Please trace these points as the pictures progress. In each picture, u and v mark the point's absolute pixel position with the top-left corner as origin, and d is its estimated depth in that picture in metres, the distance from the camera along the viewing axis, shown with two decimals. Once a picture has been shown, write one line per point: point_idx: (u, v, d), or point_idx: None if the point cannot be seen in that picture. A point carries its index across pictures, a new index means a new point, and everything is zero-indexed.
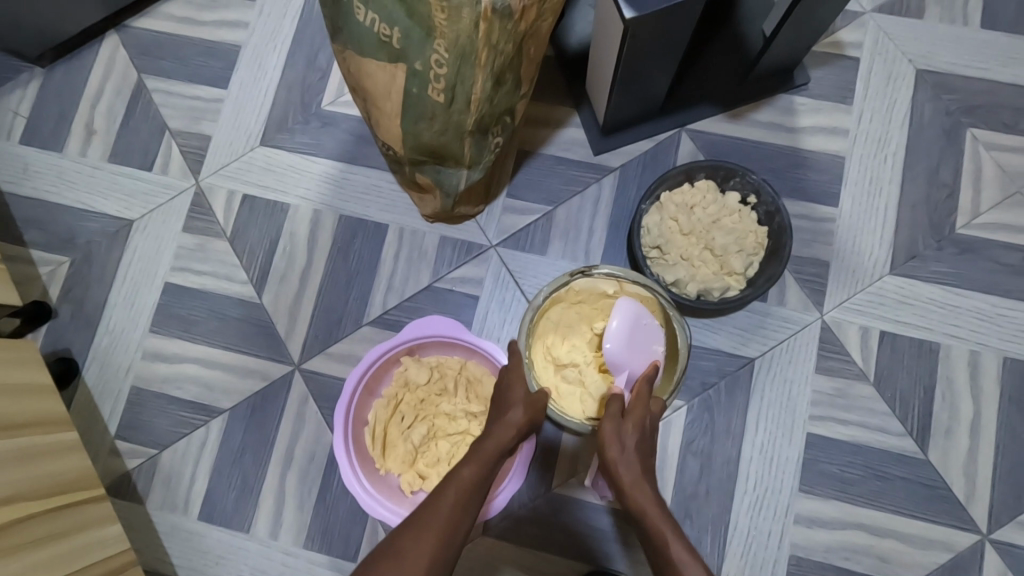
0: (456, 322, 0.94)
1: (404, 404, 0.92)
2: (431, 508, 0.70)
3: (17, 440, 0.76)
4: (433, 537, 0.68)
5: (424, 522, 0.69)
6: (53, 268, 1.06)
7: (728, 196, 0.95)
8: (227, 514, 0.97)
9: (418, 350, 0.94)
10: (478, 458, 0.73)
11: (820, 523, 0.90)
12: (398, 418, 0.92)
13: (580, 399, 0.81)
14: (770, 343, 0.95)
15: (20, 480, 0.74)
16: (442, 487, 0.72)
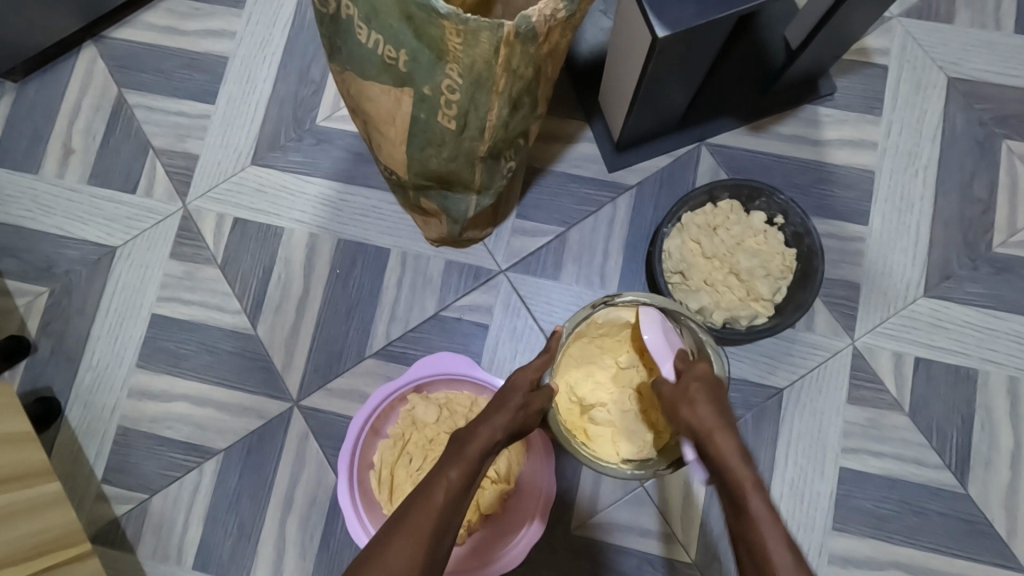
0: (466, 358, 0.88)
1: (412, 445, 0.86)
2: (415, 511, 0.60)
3: None
4: (417, 542, 0.58)
5: (407, 525, 0.59)
6: (31, 299, 0.99)
7: (752, 216, 0.89)
8: (224, 563, 0.90)
9: (427, 387, 0.89)
10: (466, 459, 0.64)
11: (855, 563, 0.85)
12: (407, 460, 0.86)
13: (616, 437, 0.77)
14: (799, 372, 0.89)
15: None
16: (427, 489, 0.62)
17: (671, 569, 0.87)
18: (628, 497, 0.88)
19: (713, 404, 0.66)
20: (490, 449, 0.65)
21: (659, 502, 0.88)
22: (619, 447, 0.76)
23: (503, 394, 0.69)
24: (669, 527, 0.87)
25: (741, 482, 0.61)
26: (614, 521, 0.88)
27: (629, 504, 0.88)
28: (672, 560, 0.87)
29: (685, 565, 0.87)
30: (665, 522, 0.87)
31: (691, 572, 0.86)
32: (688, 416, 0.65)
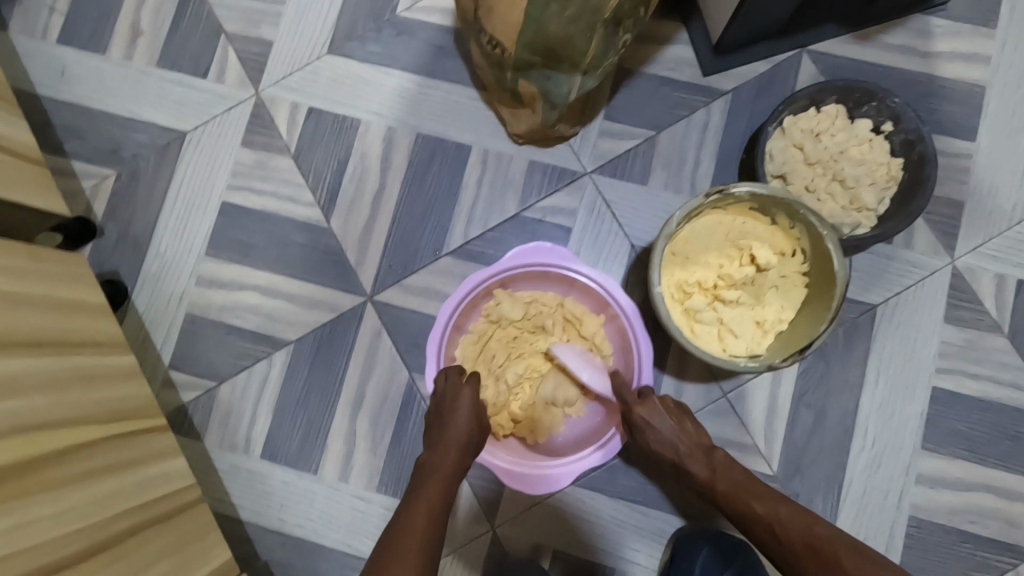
0: (561, 252, 0.84)
1: (496, 337, 0.84)
2: (397, 536, 0.62)
3: (67, 361, 0.68)
4: (417, 545, 0.61)
5: (396, 544, 0.61)
6: (98, 182, 0.96)
7: (859, 123, 0.85)
8: (292, 455, 0.89)
9: (512, 283, 0.86)
10: (437, 484, 0.68)
11: (944, 484, 0.83)
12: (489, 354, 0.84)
13: (723, 334, 0.71)
14: (894, 290, 0.86)
15: (67, 403, 0.65)
16: (408, 511, 0.65)
17: None
18: (710, 408, 0.86)
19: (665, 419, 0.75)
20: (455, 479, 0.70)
21: (743, 414, 0.85)
22: (725, 343, 0.71)
23: (444, 416, 0.76)
24: (752, 441, 0.85)
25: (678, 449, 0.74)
26: None
27: (711, 414, 0.86)
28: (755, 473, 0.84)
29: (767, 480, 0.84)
30: (749, 435, 0.85)
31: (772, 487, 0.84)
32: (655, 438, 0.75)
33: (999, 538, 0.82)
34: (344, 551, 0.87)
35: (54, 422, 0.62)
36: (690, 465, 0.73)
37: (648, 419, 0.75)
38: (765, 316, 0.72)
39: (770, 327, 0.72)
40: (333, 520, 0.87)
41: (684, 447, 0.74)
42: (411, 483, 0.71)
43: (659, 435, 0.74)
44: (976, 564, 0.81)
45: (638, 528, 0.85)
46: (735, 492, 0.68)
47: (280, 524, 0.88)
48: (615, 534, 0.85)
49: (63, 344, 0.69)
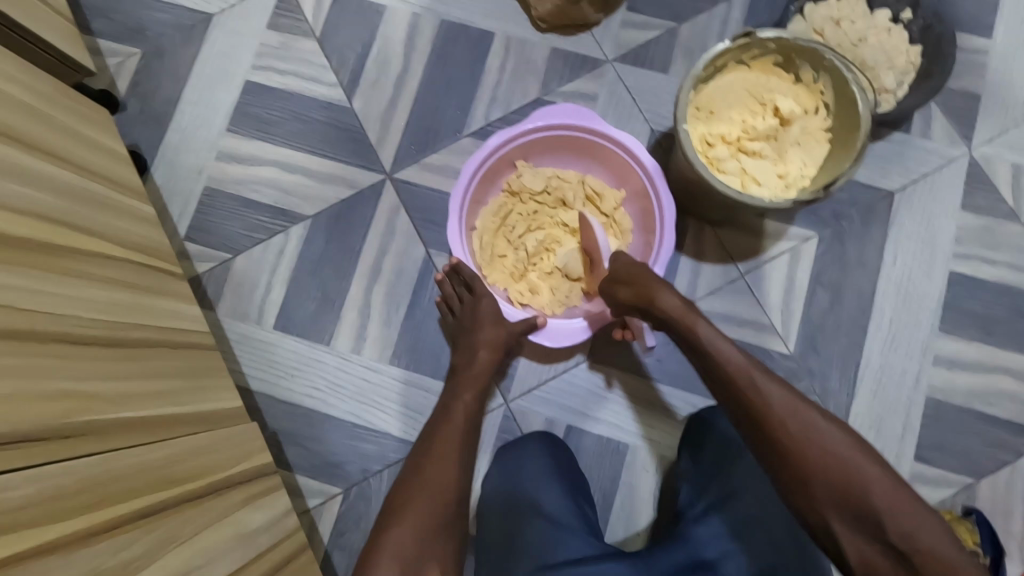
0: (582, 116, 0.84)
1: (517, 207, 0.85)
2: (435, 439, 0.71)
3: (92, 183, 0.67)
4: (448, 448, 0.69)
5: (435, 445, 0.70)
6: (122, 59, 0.97)
7: (877, 15, 0.86)
8: (305, 326, 0.88)
9: (535, 155, 0.86)
10: (449, 443, 0.70)
11: (960, 366, 0.83)
12: (508, 224, 0.85)
13: (747, 185, 0.72)
14: (912, 176, 0.87)
15: (89, 217, 0.64)
16: (449, 415, 0.73)
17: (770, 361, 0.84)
18: (728, 287, 0.85)
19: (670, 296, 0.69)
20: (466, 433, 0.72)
21: (760, 293, 0.85)
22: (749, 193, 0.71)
23: (473, 323, 0.79)
24: (769, 320, 0.85)
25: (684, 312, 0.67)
26: (713, 308, 0.85)
27: (729, 293, 0.85)
28: (772, 352, 0.84)
29: (784, 358, 0.84)
30: (766, 314, 0.85)
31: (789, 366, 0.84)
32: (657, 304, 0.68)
33: (1014, 420, 0.82)
34: (355, 422, 0.86)
35: (78, 226, 0.61)
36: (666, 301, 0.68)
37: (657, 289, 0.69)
38: (789, 171, 0.72)
39: (793, 181, 0.72)
40: (345, 391, 0.87)
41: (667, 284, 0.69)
42: (448, 388, 0.78)
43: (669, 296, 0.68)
44: (991, 444, 0.81)
45: (652, 405, 0.84)
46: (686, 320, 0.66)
47: (290, 394, 0.87)
48: (628, 409, 0.84)
49: (86, 167, 0.68)
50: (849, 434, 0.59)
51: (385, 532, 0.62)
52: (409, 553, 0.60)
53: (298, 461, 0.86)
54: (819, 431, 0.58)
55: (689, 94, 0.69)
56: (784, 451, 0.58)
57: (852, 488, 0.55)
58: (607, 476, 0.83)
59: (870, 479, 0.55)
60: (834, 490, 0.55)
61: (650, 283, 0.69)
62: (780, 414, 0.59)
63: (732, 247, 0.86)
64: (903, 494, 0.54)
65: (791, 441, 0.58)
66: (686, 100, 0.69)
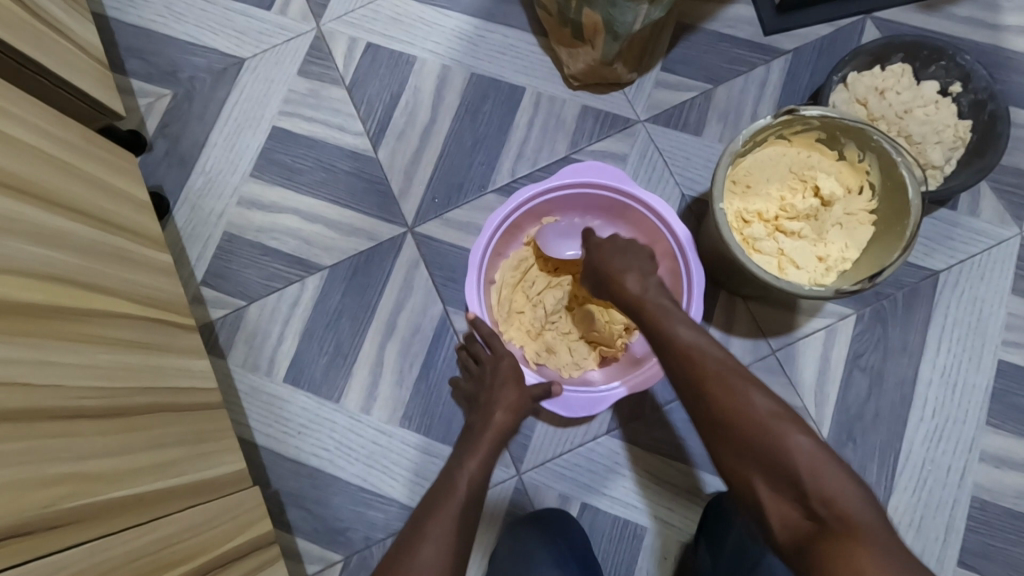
0: (614, 172, 0.81)
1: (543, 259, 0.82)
2: (438, 508, 0.62)
3: (109, 237, 0.66)
4: (448, 525, 0.60)
5: (433, 520, 0.60)
6: (153, 100, 0.97)
7: (925, 85, 0.83)
8: (316, 380, 0.86)
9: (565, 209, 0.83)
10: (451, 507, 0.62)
11: (1010, 464, 0.77)
12: (529, 278, 0.82)
13: (783, 266, 0.68)
14: (959, 256, 0.82)
15: (104, 274, 0.62)
16: (452, 488, 0.65)
17: None
18: (758, 365, 0.81)
19: (646, 263, 0.69)
20: (473, 499, 0.64)
21: (792, 373, 0.81)
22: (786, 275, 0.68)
23: (493, 383, 0.76)
24: (801, 402, 0.80)
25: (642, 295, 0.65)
26: None
27: (757, 371, 0.81)
28: None
29: None
30: (799, 396, 0.80)
31: None
32: (617, 281, 0.67)
33: None
34: (360, 485, 0.83)
35: (91, 284, 0.59)
36: (626, 283, 0.66)
37: (619, 266, 0.68)
38: (828, 253, 0.69)
39: (833, 264, 0.69)
40: (352, 450, 0.84)
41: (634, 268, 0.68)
42: (456, 456, 0.71)
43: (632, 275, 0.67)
44: None
45: (674, 486, 0.79)
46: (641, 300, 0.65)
47: (296, 452, 0.84)
48: (648, 490, 0.79)
49: (104, 219, 0.67)
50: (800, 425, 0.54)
51: None
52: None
53: (300, 524, 0.82)
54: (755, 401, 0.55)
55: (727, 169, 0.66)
56: (722, 424, 0.55)
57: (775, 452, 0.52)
58: (623, 562, 0.78)
59: (795, 446, 0.52)
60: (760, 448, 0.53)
61: (614, 267, 0.68)
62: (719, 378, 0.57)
63: (764, 322, 0.82)
64: (828, 463, 0.51)
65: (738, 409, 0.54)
66: (724, 178, 0.65)
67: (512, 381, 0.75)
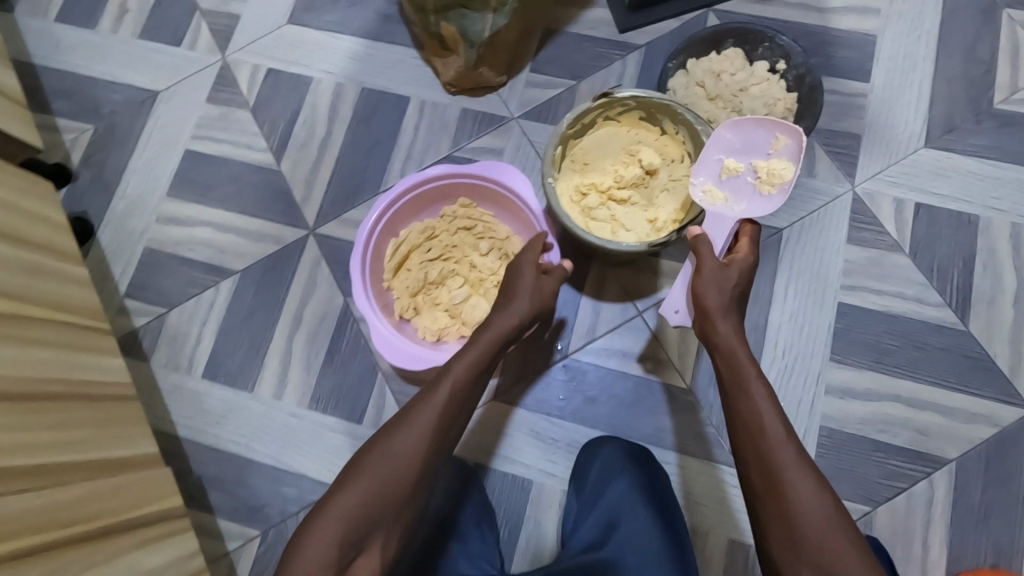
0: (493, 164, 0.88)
1: (433, 242, 0.90)
2: (414, 406, 0.65)
3: (28, 251, 0.75)
4: (424, 429, 0.62)
5: (408, 422, 0.63)
6: (77, 135, 1.07)
7: (757, 65, 0.93)
8: (232, 374, 0.94)
9: (455, 195, 0.91)
10: (417, 424, 0.63)
11: (854, 394, 0.84)
12: (418, 261, 0.90)
13: (617, 231, 0.77)
14: (799, 214, 0.91)
15: (19, 281, 0.71)
16: (437, 386, 0.66)
17: (667, 395, 0.87)
18: (626, 325, 0.89)
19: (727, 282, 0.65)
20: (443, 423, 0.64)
21: (657, 330, 0.89)
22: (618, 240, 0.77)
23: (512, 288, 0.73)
24: (666, 355, 0.88)
25: (709, 312, 0.64)
26: (612, 347, 0.89)
27: (626, 331, 0.89)
28: (670, 387, 0.87)
29: (681, 393, 0.87)
30: (663, 350, 0.88)
31: (686, 399, 0.87)
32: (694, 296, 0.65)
33: (909, 447, 0.82)
34: (275, 466, 0.90)
35: (7, 292, 0.68)
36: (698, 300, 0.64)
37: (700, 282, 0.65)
38: (657, 216, 0.78)
39: (663, 225, 0.77)
40: (266, 434, 0.91)
41: (713, 287, 0.64)
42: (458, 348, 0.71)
43: (711, 289, 0.64)
44: (889, 473, 0.82)
45: (557, 441, 0.87)
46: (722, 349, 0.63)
47: (215, 440, 0.92)
48: (533, 446, 0.87)
49: (21, 235, 0.75)
50: (823, 487, 0.56)
51: (338, 494, 0.59)
52: (361, 512, 0.58)
53: (221, 505, 0.90)
54: (796, 482, 0.55)
55: (557, 150, 0.77)
56: (764, 467, 0.57)
57: (783, 509, 0.55)
58: (514, 511, 0.85)
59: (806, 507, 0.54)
60: (774, 506, 0.55)
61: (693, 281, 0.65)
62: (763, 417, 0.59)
63: (631, 286, 0.91)
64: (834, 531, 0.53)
65: (781, 484, 0.55)
66: (553, 158, 0.76)
67: (550, 280, 0.74)
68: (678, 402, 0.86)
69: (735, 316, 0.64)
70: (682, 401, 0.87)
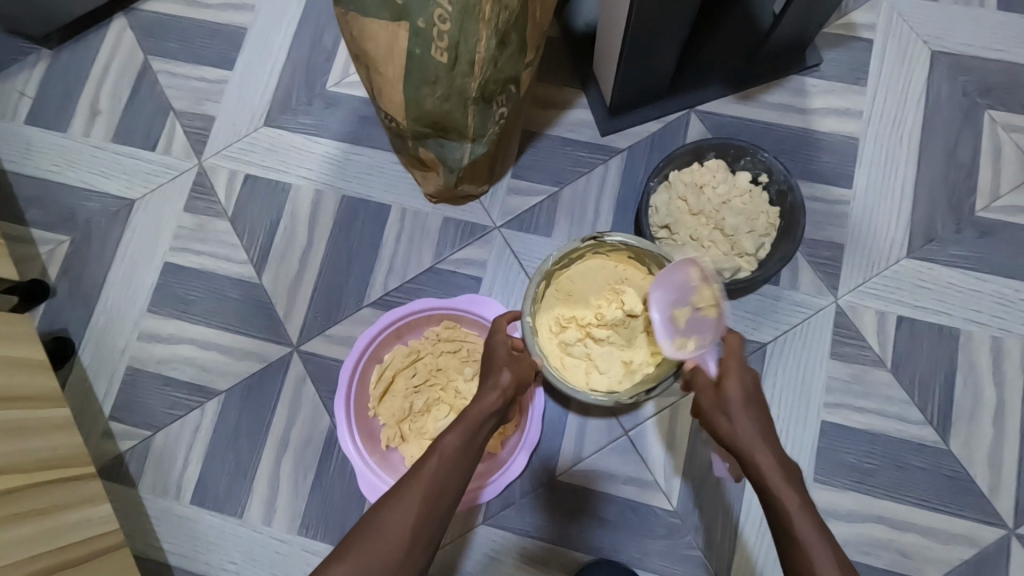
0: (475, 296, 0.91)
1: (417, 366, 0.90)
2: (406, 481, 0.59)
3: (11, 412, 0.74)
4: (411, 508, 0.57)
5: (399, 497, 0.58)
6: (53, 247, 1.05)
7: (738, 176, 0.92)
8: (220, 499, 0.94)
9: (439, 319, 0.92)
10: (406, 502, 0.57)
11: (836, 516, 0.86)
12: (404, 386, 0.89)
13: (590, 371, 0.78)
14: (783, 327, 0.91)
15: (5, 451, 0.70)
16: (425, 458, 0.61)
17: (653, 517, 0.88)
18: (613, 446, 0.90)
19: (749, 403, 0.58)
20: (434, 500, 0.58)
21: (643, 451, 0.89)
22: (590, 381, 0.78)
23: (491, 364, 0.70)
24: (652, 477, 0.89)
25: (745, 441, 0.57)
26: (599, 469, 0.90)
27: (612, 453, 0.90)
28: (656, 509, 0.88)
29: (667, 515, 0.88)
30: (649, 471, 0.89)
31: (673, 521, 0.87)
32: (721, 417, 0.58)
33: (890, 568, 0.84)
34: None
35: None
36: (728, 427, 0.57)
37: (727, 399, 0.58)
38: (633, 358, 0.78)
39: (637, 368, 0.77)
40: (257, 561, 0.92)
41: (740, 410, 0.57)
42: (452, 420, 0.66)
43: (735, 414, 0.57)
44: None
45: (546, 565, 0.88)
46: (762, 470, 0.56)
47: (207, 567, 0.92)
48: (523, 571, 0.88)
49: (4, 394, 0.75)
50: None
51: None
52: None
53: None
54: None
55: (541, 285, 0.78)
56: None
57: None
58: None
59: None
60: None
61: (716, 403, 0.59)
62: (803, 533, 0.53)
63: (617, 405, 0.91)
64: None
65: None
66: (534, 292, 0.77)
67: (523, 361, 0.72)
68: (664, 524, 0.88)
69: (775, 438, 0.57)
70: (668, 522, 0.88)
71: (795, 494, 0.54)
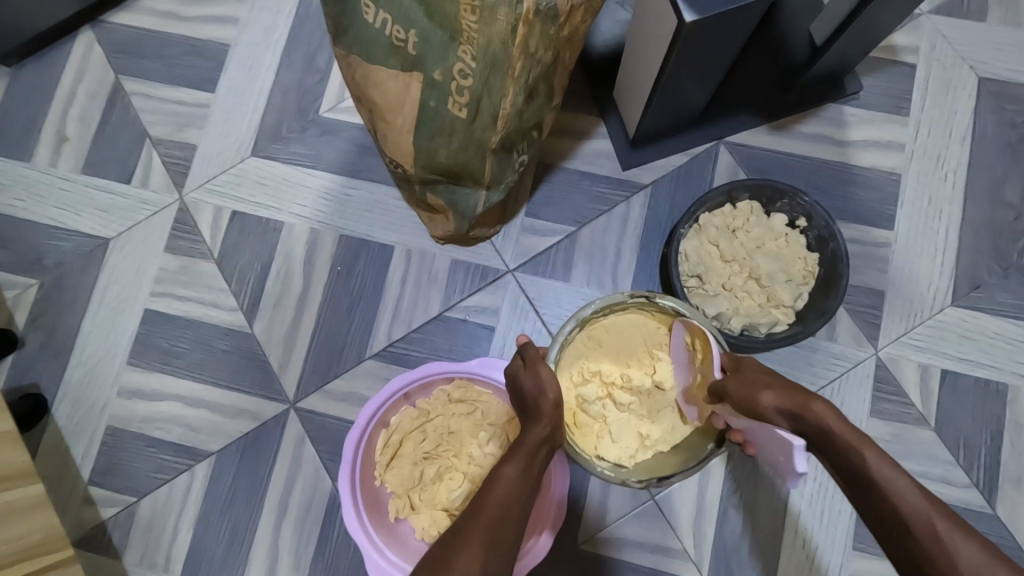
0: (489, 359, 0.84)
1: (427, 429, 0.83)
2: (468, 517, 0.57)
3: None
4: (478, 535, 0.55)
5: (466, 530, 0.56)
6: (20, 292, 0.95)
7: (774, 218, 0.85)
8: (214, 571, 0.87)
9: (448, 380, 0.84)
10: (474, 540, 0.55)
11: None
12: (412, 452, 0.82)
13: (601, 438, 0.72)
14: (820, 382, 0.85)
15: None
16: (483, 494, 0.60)
17: None
18: (639, 512, 0.84)
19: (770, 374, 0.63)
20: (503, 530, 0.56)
21: (672, 518, 0.84)
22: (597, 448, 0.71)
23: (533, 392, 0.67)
24: (681, 545, 0.83)
25: (785, 405, 0.60)
26: (625, 537, 0.83)
27: (639, 519, 0.84)
28: None
29: None
30: (678, 539, 0.83)
31: None
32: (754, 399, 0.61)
33: None
34: None
35: None
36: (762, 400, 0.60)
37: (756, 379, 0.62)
38: (653, 431, 0.71)
39: (652, 444, 0.71)
40: None
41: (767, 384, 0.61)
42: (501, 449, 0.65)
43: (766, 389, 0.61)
44: None
45: None
46: (810, 419, 0.59)
47: None
48: None
49: None
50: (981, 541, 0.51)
51: None
52: None
53: None
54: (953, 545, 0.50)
55: (574, 332, 0.72)
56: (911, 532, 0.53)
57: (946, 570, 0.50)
58: None
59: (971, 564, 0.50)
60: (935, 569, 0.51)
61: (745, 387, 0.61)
62: (883, 479, 0.55)
63: None
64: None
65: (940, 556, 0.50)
66: (564, 338, 0.71)
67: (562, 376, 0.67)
68: None
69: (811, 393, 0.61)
70: None
71: (860, 442, 0.57)
